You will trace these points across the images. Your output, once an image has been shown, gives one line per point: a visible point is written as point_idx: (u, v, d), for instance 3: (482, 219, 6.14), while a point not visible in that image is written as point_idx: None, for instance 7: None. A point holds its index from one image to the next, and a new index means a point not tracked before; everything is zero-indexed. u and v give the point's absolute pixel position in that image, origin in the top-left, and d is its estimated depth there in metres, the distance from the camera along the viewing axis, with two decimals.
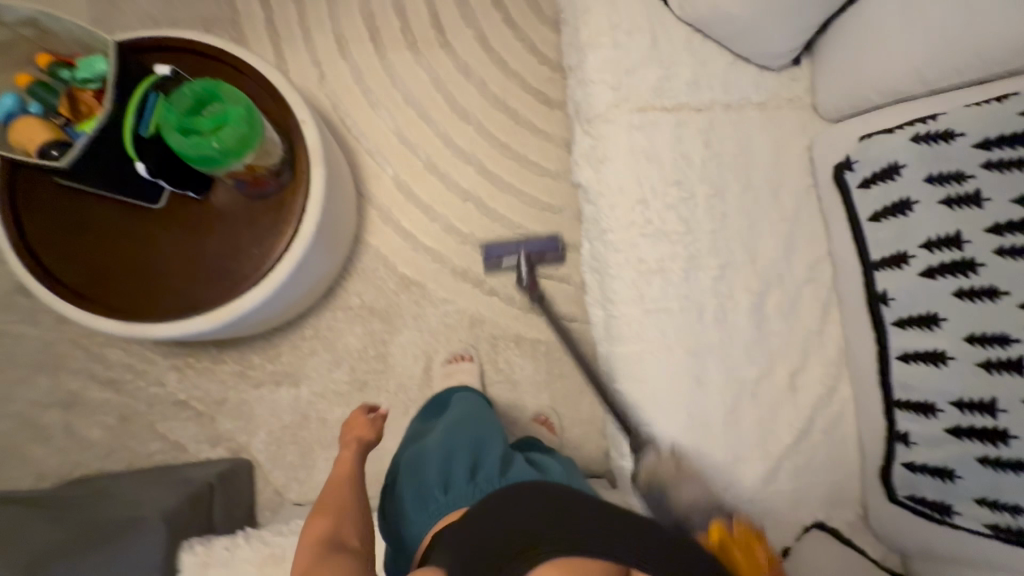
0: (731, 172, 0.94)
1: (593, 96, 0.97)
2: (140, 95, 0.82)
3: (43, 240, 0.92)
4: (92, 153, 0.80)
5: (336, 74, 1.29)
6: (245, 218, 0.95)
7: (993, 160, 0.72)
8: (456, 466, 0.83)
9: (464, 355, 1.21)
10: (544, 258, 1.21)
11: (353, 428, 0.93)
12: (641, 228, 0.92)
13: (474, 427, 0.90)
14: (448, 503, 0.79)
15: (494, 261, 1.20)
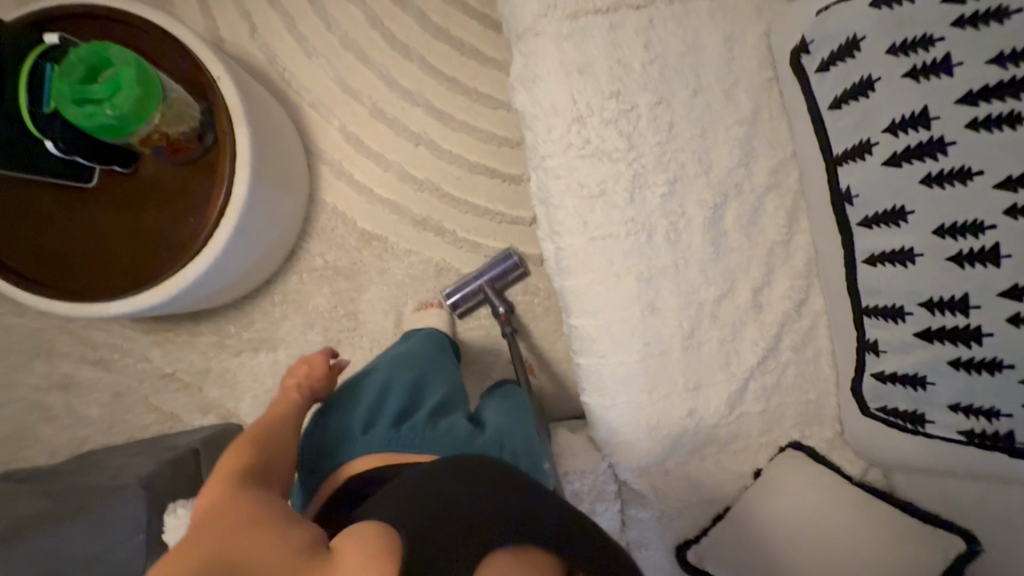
0: (677, 74, 0.84)
1: (520, 8, 0.87)
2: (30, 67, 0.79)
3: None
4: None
5: (267, 24, 1.22)
6: (176, 188, 0.94)
7: (968, 15, 0.60)
8: (387, 408, 0.82)
9: (432, 302, 1.19)
10: (505, 281, 1.15)
11: (314, 369, 0.93)
12: (580, 149, 0.84)
13: (418, 374, 0.89)
14: (363, 445, 0.78)
15: (461, 307, 1.14)
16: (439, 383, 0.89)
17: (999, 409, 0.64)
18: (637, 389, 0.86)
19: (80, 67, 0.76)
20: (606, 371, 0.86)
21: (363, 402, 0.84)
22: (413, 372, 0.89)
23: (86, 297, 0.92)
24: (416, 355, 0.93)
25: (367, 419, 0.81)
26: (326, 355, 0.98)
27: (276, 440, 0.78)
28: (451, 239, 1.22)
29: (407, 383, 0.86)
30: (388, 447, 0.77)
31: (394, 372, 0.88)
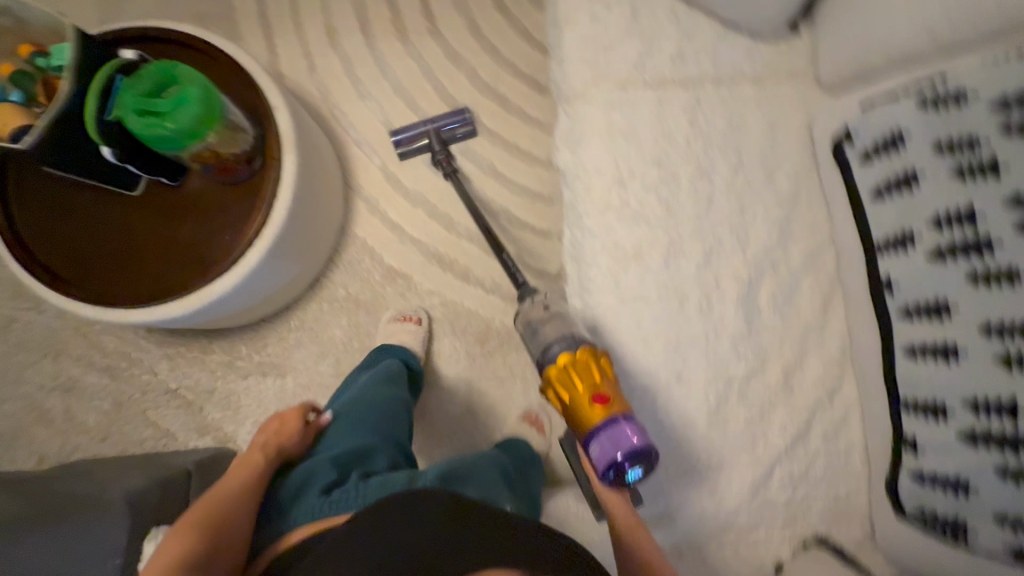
0: (719, 151, 0.87)
1: (571, 75, 0.92)
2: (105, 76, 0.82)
3: (26, 223, 0.93)
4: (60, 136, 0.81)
5: (326, 64, 1.29)
6: (218, 204, 0.95)
7: (1013, 122, 0.62)
8: (320, 474, 0.81)
9: (411, 316, 1.17)
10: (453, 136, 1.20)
11: (284, 428, 0.91)
12: (618, 211, 0.86)
13: (358, 432, 0.88)
14: (291, 518, 0.78)
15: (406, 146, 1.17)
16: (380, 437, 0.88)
17: None
18: (657, 456, 0.83)
19: (147, 82, 0.79)
20: None
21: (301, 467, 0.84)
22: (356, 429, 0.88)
23: (107, 302, 0.92)
24: (361, 407, 0.93)
25: (299, 489, 0.81)
26: (302, 412, 0.95)
27: (227, 499, 0.76)
28: (476, 285, 1.22)
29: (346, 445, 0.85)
30: (312, 520, 0.75)
31: (337, 438, 0.89)
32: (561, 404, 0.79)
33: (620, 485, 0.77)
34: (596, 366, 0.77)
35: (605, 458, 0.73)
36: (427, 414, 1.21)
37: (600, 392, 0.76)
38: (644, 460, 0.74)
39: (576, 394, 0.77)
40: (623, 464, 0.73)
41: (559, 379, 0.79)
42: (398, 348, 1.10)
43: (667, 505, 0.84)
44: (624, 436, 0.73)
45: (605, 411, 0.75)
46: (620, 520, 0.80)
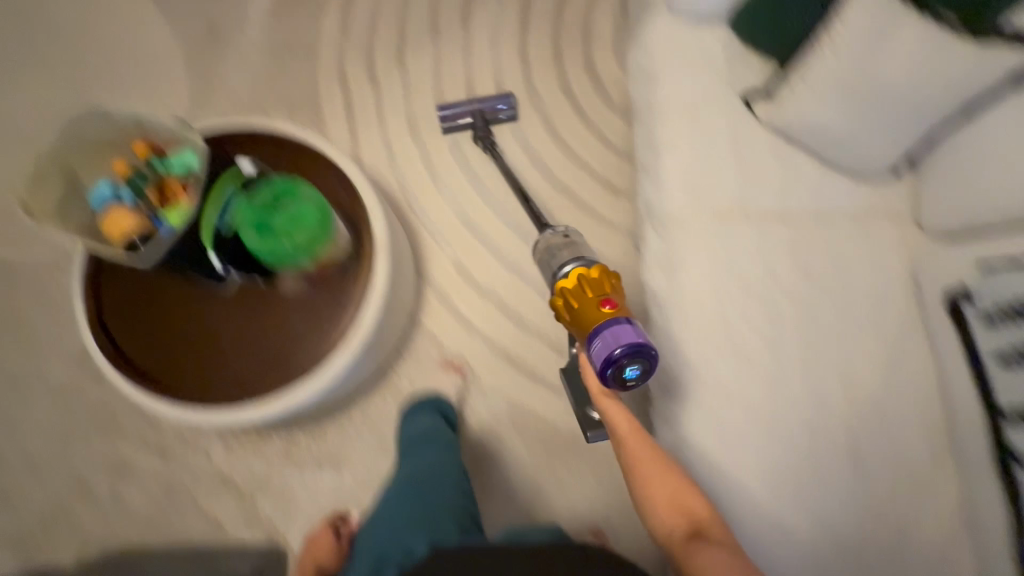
0: (822, 291, 0.87)
1: (669, 201, 0.93)
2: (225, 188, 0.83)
3: (116, 317, 0.93)
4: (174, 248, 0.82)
5: (405, 155, 1.32)
6: (305, 305, 0.95)
7: None
8: (391, 551, 0.79)
9: (454, 364, 1.20)
10: (495, 116, 1.30)
11: (317, 547, 0.95)
12: (721, 346, 0.86)
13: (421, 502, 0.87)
14: None
15: (450, 121, 1.27)
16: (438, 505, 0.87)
17: None
18: None
19: (265, 196, 0.81)
20: None
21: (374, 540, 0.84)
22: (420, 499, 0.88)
23: (181, 397, 0.91)
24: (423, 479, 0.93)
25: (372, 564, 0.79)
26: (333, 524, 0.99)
27: None
28: (544, 385, 1.20)
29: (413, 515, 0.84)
30: None
31: (400, 505, 0.88)
32: (568, 312, 0.83)
33: (620, 386, 0.80)
34: (603, 279, 0.82)
35: (605, 352, 0.75)
36: (485, 520, 1.16)
37: (605, 298, 0.80)
38: (643, 360, 0.76)
39: (583, 300, 0.81)
40: (622, 359, 0.75)
41: (570, 288, 0.83)
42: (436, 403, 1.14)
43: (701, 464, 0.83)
44: (624, 333, 0.76)
45: (612, 312, 0.79)
46: (623, 427, 0.83)
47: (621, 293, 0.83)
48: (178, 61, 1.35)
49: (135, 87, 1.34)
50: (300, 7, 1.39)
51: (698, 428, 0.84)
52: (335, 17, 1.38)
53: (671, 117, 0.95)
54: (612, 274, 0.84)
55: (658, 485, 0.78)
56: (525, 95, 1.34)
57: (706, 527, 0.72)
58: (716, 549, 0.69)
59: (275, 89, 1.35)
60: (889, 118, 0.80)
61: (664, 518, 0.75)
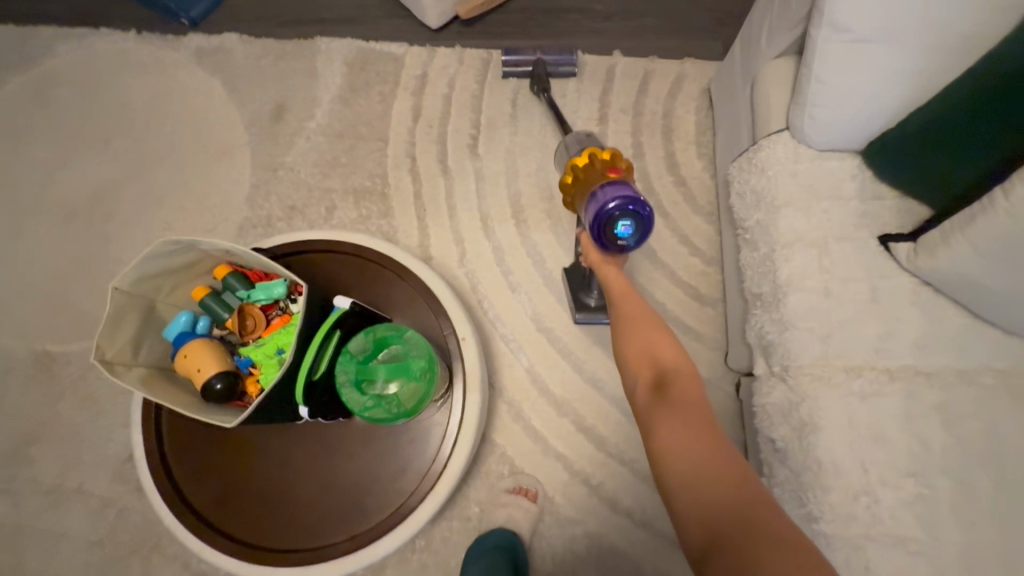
0: (981, 466, 0.76)
1: (795, 346, 0.84)
2: (325, 334, 0.75)
3: (179, 461, 0.84)
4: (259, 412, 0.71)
5: (476, 250, 1.25)
6: (387, 446, 0.85)
7: None
8: None
9: (526, 490, 1.08)
10: (556, 70, 1.32)
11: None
12: (870, 528, 0.75)
13: None
14: None
15: (512, 66, 1.31)
16: None
17: None
18: None
19: (366, 343, 0.73)
20: None
21: None
22: None
23: (244, 550, 0.82)
24: None
25: None
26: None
27: None
28: (626, 515, 1.09)
29: None
30: None
31: None
32: (576, 185, 0.78)
33: (616, 248, 0.74)
34: (614, 158, 0.77)
35: (597, 206, 0.70)
36: None
37: (611, 168, 0.76)
38: (637, 219, 0.70)
39: (590, 169, 0.77)
40: (614, 214, 0.70)
41: (581, 164, 0.78)
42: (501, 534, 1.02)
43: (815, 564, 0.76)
44: (620, 189, 0.70)
45: (615, 177, 0.74)
46: (616, 288, 0.77)
47: (635, 175, 0.77)
48: (243, 144, 1.31)
49: (198, 171, 1.29)
50: (369, 90, 1.34)
51: None
52: (405, 102, 1.34)
53: (796, 250, 0.87)
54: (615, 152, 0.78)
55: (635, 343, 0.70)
56: None
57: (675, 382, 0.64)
58: (679, 408, 0.61)
59: (340, 175, 1.29)
60: None
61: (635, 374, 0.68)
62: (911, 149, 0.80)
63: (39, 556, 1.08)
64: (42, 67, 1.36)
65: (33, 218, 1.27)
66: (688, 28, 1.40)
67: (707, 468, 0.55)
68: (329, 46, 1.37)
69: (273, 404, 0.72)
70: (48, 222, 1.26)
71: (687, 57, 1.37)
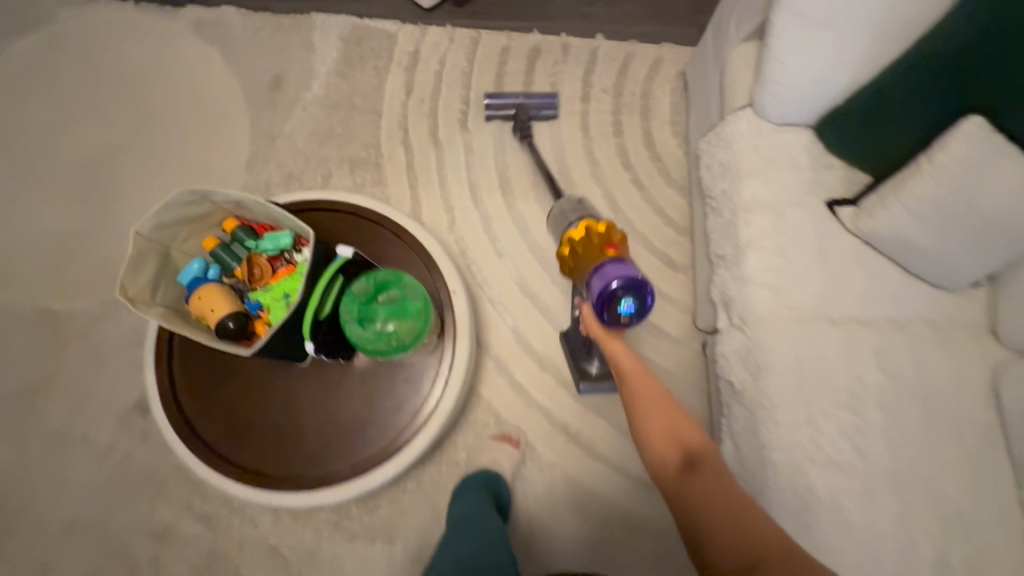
0: (909, 400, 0.87)
1: (751, 297, 0.95)
2: (328, 279, 0.83)
3: (192, 399, 0.91)
4: (271, 346, 0.80)
5: (465, 218, 1.33)
6: (384, 385, 0.94)
7: None
8: None
9: (510, 437, 1.17)
10: (539, 113, 1.35)
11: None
12: (811, 453, 0.85)
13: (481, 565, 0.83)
14: None
15: (495, 110, 1.33)
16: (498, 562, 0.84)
17: None
18: None
19: (369, 287, 0.81)
20: None
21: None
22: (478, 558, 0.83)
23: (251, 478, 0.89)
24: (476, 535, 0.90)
25: None
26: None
27: None
28: (601, 460, 1.20)
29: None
30: None
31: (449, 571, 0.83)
32: (573, 257, 0.87)
33: (619, 324, 0.80)
34: (609, 231, 0.86)
35: (602, 285, 0.76)
36: None
37: (608, 242, 0.84)
38: (638, 296, 0.77)
39: (589, 243, 0.85)
40: (618, 293, 0.76)
41: (577, 237, 0.87)
42: (489, 473, 1.11)
43: (762, 484, 0.87)
44: (621, 269, 0.77)
45: (614, 254, 0.81)
46: (624, 362, 0.80)
47: (628, 246, 0.86)
48: (241, 114, 1.36)
49: (198, 138, 1.34)
50: (364, 65, 1.40)
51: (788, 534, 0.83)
52: (399, 78, 1.40)
53: (754, 213, 0.97)
54: (609, 225, 0.86)
55: (652, 416, 0.74)
56: (584, 164, 1.37)
57: (698, 454, 0.70)
58: (705, 476, 0.67)
59: (336, 146, 1.36)
60: (980, 238, 0.83)
61: (659, 450, 0.72)
62: (858, 122, 0.90)
63: (49, 495, 1.15)
64: (42, 35, 1.39)
65: (37, 181, 1.31)
66: (668, 14, 1.48)
67: (734, 528, 0.62)
68: (326, 22, 1.42)
69: (282, 340, 0.81)
70: (52, 184, 1.31)
71: (666, 42, 1.45)
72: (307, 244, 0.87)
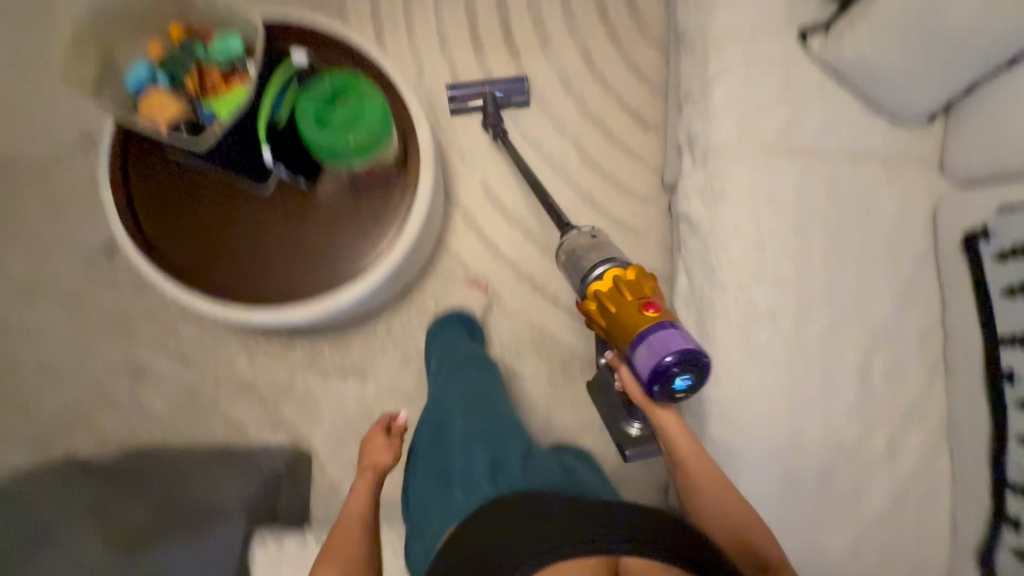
0: (852, 225, 0.91)
1: (714, 130, 0.95)
2: (278, 83, 0.84)
3: (153, 226, 0.92)
4: (224, 144, 0.83)
5: (434, 70, 1.27)
6: (349, 211, 0.93)
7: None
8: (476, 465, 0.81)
9: (479, 282, 1.21)
10: (507, 101, 1.24)
11: (374, 450, 0.90)
12: (755, 272, 0.90)
13: (498, 429, 0.88)
14: (468, 503, 0.77)
15: (460, 103, 1.21)
16: (514, 432, 0.88)
17: None
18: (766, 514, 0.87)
19: (325, 89, 0.81)
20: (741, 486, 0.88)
21: (457, 453, 0.84)
22: (497, 424, 0.89)
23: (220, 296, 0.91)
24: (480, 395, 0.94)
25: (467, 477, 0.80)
26: (383, 426, 0.94)
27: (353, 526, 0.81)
28: (565, 310, 1.24)
29: (491, 443, 0.84)
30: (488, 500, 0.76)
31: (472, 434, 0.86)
32: (603, 314, 0.77)
33: (669, 398, 0.74)
34: (640, 279, 0.77)
35: (653, 362, 0.69)
36: None
37: (645, 300, 0.74)
38: (693, 367, 0.71)
39: (621, 302, 0.75)
40: (672, 369, 0.69)
41: (607, 291, 0.78)
42: (463, 323, 1.13)
43: (709, 304, 0.93)
44: (672, 338, 0.70)
45: (656, 316, 0.72)
46: (678, 444, 0.79)
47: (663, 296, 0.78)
48: None
49: None
50: None
51: (727, 344, 0.90)
52: None
53: (725, 45, 0.95)
54: (643, 273, 0.78)
55: (710, 506, 0.75)
56: (559, 17, 1.30)
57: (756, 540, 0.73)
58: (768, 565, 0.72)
59: None
60: (938, 52, 0.83)
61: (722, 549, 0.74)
62: None
63: (20, 338, 1.16)
64: None
65: None
66: None
67: None
68: None
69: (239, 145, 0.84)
70: None
71: None
72: (258, 51, 0.84)
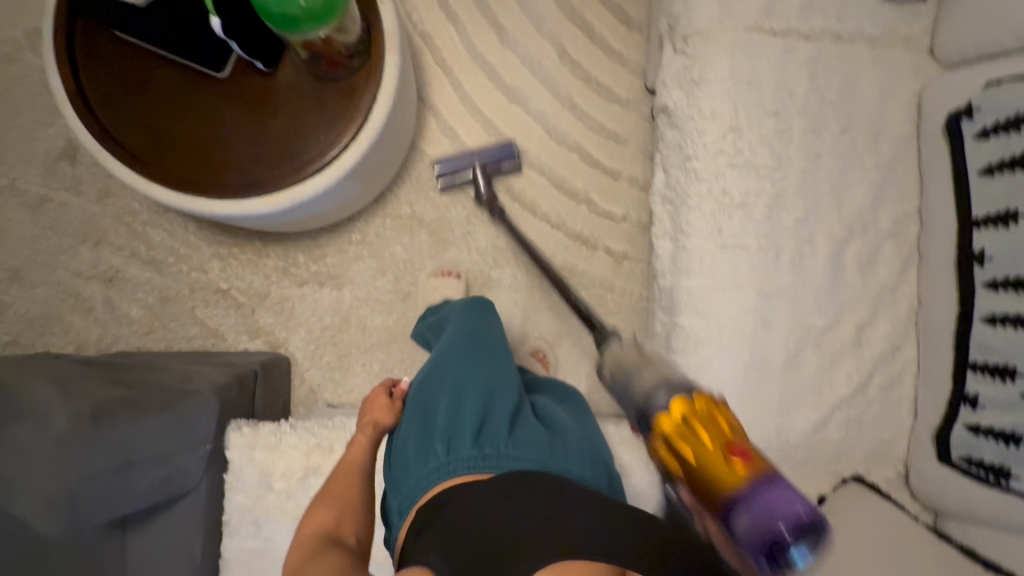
0: (833, 111, 0.88)
1: (695, 9, 0.90)
2: None
3: (109, 114, 0.88)
4: None
5: None
6: (312, 98, 0.89)
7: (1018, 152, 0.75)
8: (460, 424, 0.72)
9: (449, 271, 1.16)
10: (498, 168, 1.16)
11: (373, 407, 0.84)
12: (730, 158, 0.87)
13: (486, 380, 0.78)
14: (449, 466, 0.69)
15: (449, 180, 1.13)
16: (506, 385, 0.79)
17: (1020, 435, 0.75)
18: (730, 401, 0.88)
19: None
20: (708, 375, 0.88)
21: (438, 410, 0.75)
22: (486, 375, 0.79)
23: (182, 188, 0.88)
24: (468, 344, 0.84)
25: (447, 436, 0.72)
26: (386, 388, 0.88)
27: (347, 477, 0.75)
28: (543, 218, 1.22)
29: (476, 397, 0.75)
30: (473, 466, 0.68)
31: (455, 388, 0.77)
32: (677, 463, 0.63)
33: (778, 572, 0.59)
34: (714, 413, 0.62)
35: (761, 535, 0.56)
36: None
37: (730, 445, 0.60)
38: (812, 536, 0.57)
39: (703, 449, 0.60)
40: (789, 544, 0.56)
41: (677, 435, 0.62)
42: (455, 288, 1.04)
43: (685, 195, 0.90)
44: (782, 503, 0.56)
45: (748, 468, 0.58)
46: None
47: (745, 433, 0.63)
48: None
49: None
50: None
51: (699, 236, 0.88)
52: None
53: None
54: (719, 404, 0.64)
55: None
56: None
57: None
58: None
59: None
60: None
61: None
62: None
63: None
64: None
65: None
66: None
67: None
68: None
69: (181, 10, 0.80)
70: None
71: None
72: None
